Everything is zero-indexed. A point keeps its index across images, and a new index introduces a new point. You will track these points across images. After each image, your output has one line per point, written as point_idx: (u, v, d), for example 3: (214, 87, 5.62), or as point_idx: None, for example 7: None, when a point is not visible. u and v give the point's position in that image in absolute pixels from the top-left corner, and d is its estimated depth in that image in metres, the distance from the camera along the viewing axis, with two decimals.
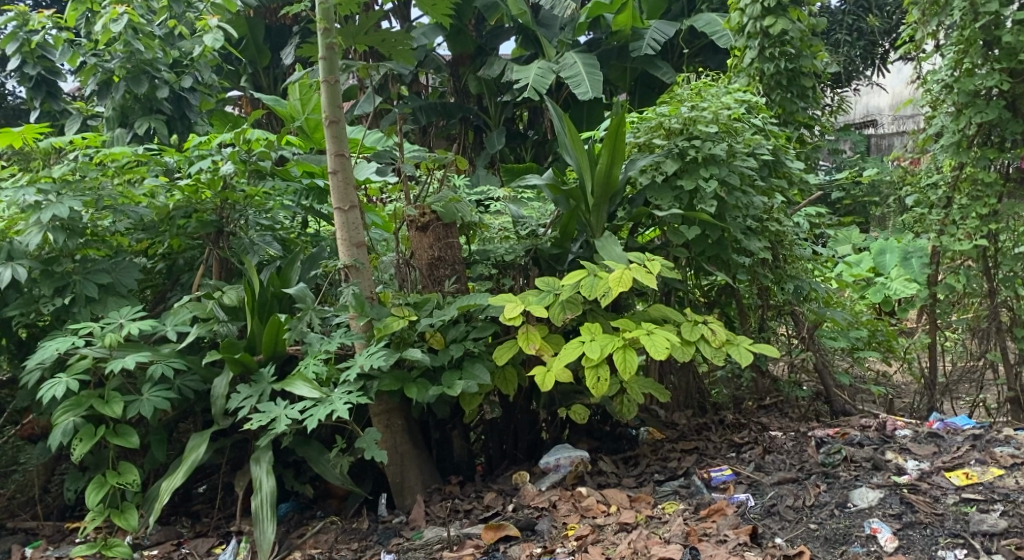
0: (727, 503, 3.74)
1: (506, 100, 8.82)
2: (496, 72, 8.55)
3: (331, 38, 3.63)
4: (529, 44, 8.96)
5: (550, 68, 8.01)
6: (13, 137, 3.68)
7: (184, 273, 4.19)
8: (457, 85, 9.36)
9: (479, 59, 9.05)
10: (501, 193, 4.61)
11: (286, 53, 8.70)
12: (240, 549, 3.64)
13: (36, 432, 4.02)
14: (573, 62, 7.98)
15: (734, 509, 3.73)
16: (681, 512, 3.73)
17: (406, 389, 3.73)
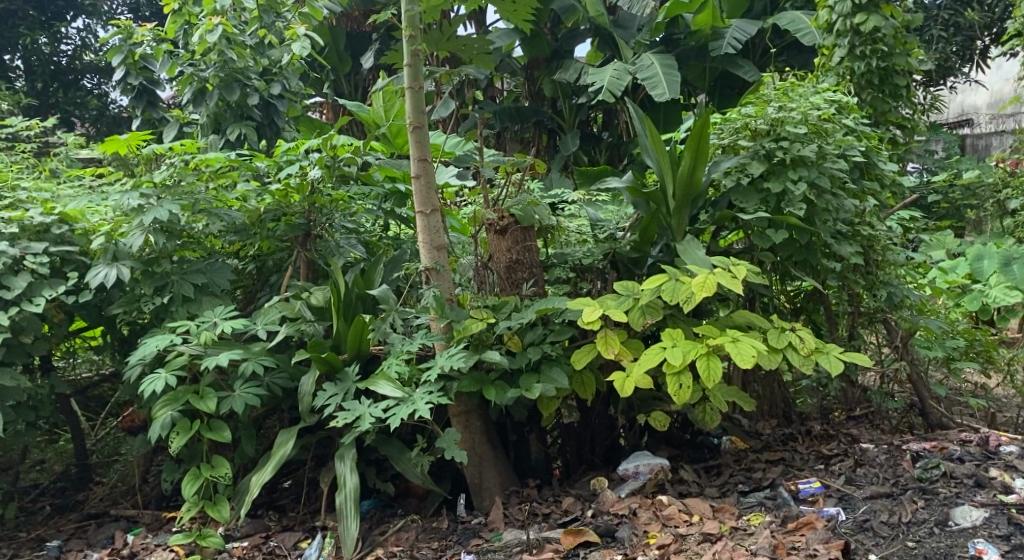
0: (817, 517, 3.62)
1: (585, 102, 8.81)
2: (571, 77, 8.41)
3: (417, 44, 3.70)
4: (604, 45, 8.87)
5: (626, 70, 7.91)
6: (119, 143, 3.92)
7: (274, 274, 4.33)
8: (531, 88, 9.33)
9: (554, 63, 8.95)
10: (575, 196, 4.63)
11: (367, 58, 8.65)
12: (325, 544, 3.74)
13: (136, 423, 4.19)
14: (651, 63, 7.83)
15: (824, 523, 3.60)
16: (768, 525, 3.64)
17: (485, 391, 3.79)
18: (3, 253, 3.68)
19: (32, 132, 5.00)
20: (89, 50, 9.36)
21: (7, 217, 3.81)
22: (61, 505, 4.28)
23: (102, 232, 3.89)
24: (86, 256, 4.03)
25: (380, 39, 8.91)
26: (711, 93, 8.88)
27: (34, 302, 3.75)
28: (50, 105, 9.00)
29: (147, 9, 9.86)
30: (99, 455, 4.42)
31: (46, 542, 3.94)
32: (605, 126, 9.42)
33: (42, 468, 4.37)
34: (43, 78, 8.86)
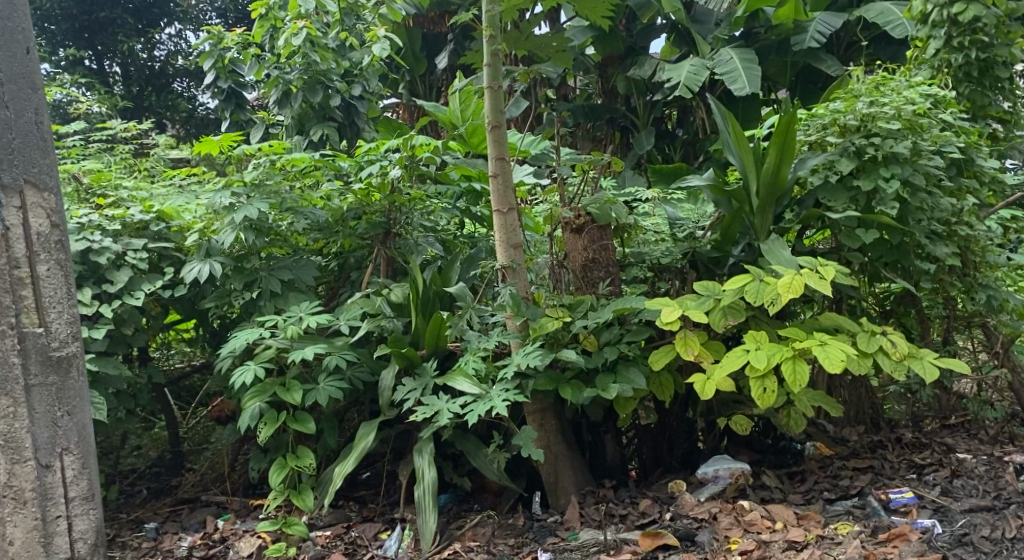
0: (911, 528, 3.48)
1: (660, 98, 8.41)
2: (648, 71, 8.19)
3: (496, 44, 3.73)
4: (681, 41, 8.67)
5: (704, 65, 7.64)
6: (212, 145, 4.03)
7: (355, 270, 4.41)
8: (605, 86, 8.90)
9: (631, 60, 8.65)
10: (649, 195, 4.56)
11: (440, 58, 8.31)
12: (404, 535, 3.82)
13: (225, 413, 4.36)
14: (730, 58, 7.63)
15: (919, 535, 3.46)
16: (857, 535, 3.52)
17: (561, 390, 3.80)
18: (107, 248, 3.86)
19: (131, 133, 5.27)
20: (181, 55, 9.82)
21: (111, 215, 4.01)
22: (157, 489, 4.47)
23: (196, 229, 4.03)
24: (181, 252, 4.20)
25: (456, 39, 8.29)
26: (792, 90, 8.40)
27: (135, 296, 3.92)
28: (145, 108, 9.51)
29: (233, 15, 10.19)
30: (190, 443, 4.63)
31: (144, 523, 4.10)
32: (679, 124, 9.00)
33: (139, 454, 4.58)
34: (138, 83, 9.43)
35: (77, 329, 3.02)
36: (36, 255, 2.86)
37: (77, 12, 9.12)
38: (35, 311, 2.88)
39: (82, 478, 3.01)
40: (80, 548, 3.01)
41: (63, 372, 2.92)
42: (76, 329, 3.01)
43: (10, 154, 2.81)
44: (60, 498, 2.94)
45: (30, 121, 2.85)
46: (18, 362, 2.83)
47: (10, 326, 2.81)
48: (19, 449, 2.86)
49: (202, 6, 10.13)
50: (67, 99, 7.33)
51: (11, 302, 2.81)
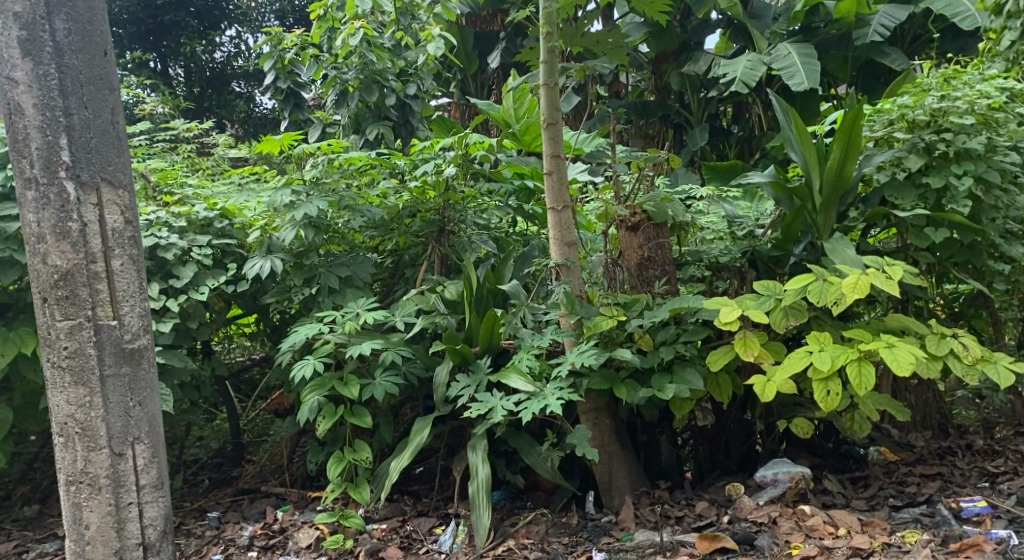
0: (984, 538, 3.35)
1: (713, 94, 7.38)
2: (703, 66, 7.06)
3: (553, 41, 3.73)
4: (737, 37, 7.45)
5: (760, 61, 6.78)
6: (273, 143, 4.04)
7: (410, 268, 4.46)
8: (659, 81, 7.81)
9: (684, 56, 7.49)
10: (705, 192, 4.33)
11: (493, 57, 7.63)
12: (459, 531, 3.83)
13: (284, 406, 4.46)
14: (788, 51, 6.69)
15: (993, 545, 3.32)
16: (926, 544, 3.40)
17: (617, 389, 3.76)
18: (174, 244, 3.97)
19: (194, 133, 5.41)
20: (241, 56, 9.98)
21: (177, 212, 4.12)
22: (218, 480, 4.58)
23: (258, 226, 4.09)
24: (243, 248, 4.28)
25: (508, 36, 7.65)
26: (854, 85, 7.37)
27: (199, 291, 3.99)
28: (206, 108, 9.74)
29: (292, 16, 10.20)
30: (250, 434, 4.83)
31: (207, 512, 4.20)
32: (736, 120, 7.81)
33: (201, 444, 4.72)
34: (200, 84, 9.63)
35: (150, 320, 2.97)
36: (111, 250, 2.82)
37: (144, 16, 9.41)
38: (109, 304, 2.84)
39: (154, 467, 2.98)
40: (151, 535, 2.99)
41: (135, 364, 2.88)
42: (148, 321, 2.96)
43: (88, 153, 2.78)
44: (131, 486, 2.92)
45: (106, 121, 2.81)
46: (93, 353, 2.82)
47: (85, 318, 2.80)
48: (96, 437, 2.87)
49: (263, 8, 10.25)
50: (132, 99, 7.56)
51: (87, 294, 2.80)
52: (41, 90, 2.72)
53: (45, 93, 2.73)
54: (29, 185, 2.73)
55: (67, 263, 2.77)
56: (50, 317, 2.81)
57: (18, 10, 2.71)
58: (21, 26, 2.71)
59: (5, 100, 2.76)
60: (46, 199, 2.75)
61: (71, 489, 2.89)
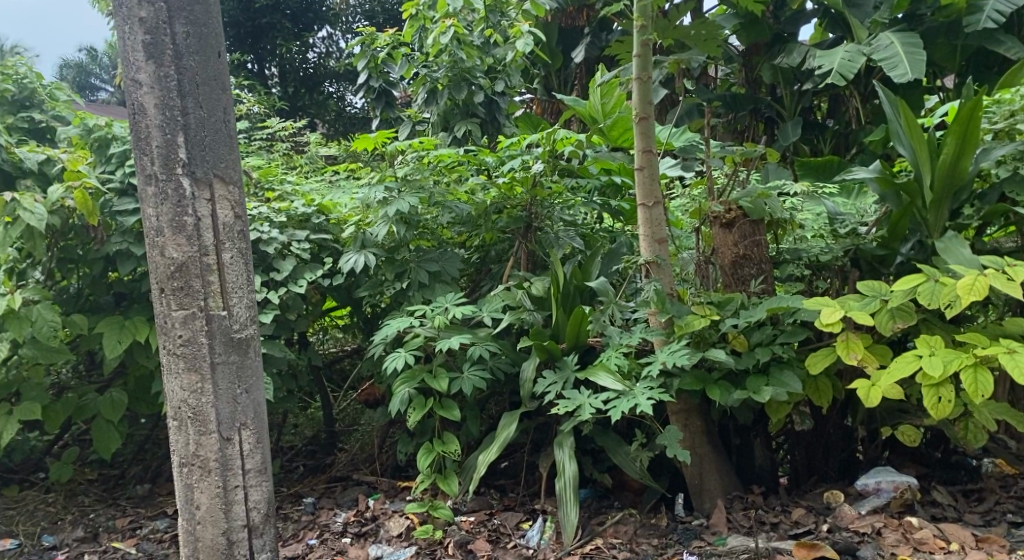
0: None
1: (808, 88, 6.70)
2: (797, 58, 6.45)
3: (647, 34, 3.65)
4: (834, 28, 6.85)
5: (858, 51, 6.05)
6: (367, 141, 4.12)
7: (495, 264, 4.46)
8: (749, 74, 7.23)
9: (777, 48, 6.82)
10: (799, 188, 4.16)
11: (576, 51, 7.23)
12: (546, 527, 3.82)
13: (373, 398, 4.58)
14: (890, 43, 5.97)
15: None
16: None
17: (708, 390, 3.67)
18: (275, 239, 4.12)
19: (289, 131, 5.60)
20: (332, 56, 10.77)
21: (277, 208, 4.27)
22: (313, 466, 4.74)
23: (353, 222, 4.23)
24: (338, 243, 4.42)
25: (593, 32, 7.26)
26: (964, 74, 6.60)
27: (298, 283, 4.14)
28: (300, 108, 10.31)
29: (381, 15, 10.77)
30: (342, 423, 4.94)
31: (302, 497, 4.35)
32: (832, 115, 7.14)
33: (296, 431, 4.95)
34: (293, 84, 10.29)
35: (256, 311, 3.00)
36: (222, 243, 2.85)
37: (242, 19, 10.06)
38: (220, 295, 2.88)
39: (258, 452, 3.00)
40: (255, 518, 3.02)
41: (243, 352, 2.90)
42: (254, 312, 2.98)
43: (202, 151, 2.82)
44: (237, 469, 2.94)
45: (219, 119, 2.85)
46: (205, 342, 2.86)
47: (198, 308, 2.84)
48: (206, 421, 2.91)
49: (353, 9, 10.81)
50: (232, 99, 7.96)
51: (199, 285, 2.84)
52: (161, 91, 2.77)
53: (165, 93, 2.78)
54: (149, 181, 2.78)
55: (182, 255, 2.81)
56: (166, 306, 2.85)
57: (143, 15, 2.76)
58: (146, 30, 2.77)
59: (129, 101, 2.82)
60: (164, 194, 2.80)
61: (183, 471, 2.93)
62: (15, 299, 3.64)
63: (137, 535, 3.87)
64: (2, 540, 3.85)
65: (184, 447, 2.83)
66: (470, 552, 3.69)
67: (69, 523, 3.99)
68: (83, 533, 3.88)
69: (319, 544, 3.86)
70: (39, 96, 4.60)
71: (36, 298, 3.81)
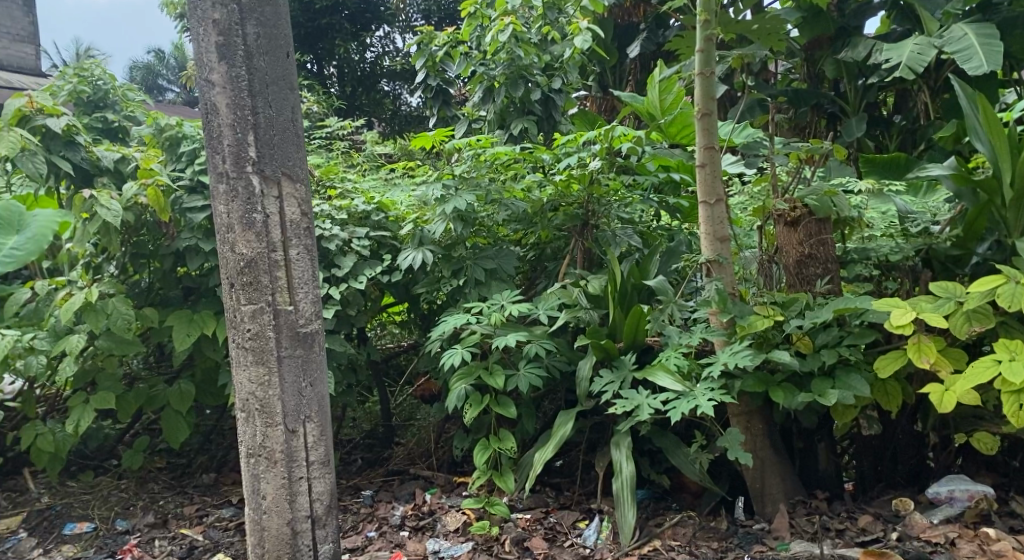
0: None
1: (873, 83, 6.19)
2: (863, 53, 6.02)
3: (710, 29, 3.58)
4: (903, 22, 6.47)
5: (929, 44, 5.72)
6: (426, 139, 4.18)
7: (551, 261, 4.46)
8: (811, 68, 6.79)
9: (842, 42, 6.37)
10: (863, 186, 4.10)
11: (633, 47, 6.75)
12: (603, 527, 3.80)
13: (429, 392, 4.67)
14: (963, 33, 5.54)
15: None
16: None
17: (772, 393, 3.59)
18: (336, 236, 4.19)
19: (347, 130, 5.67)
20: (388, 56, 11.07)
21: (338, 206, 4.35)
22: (371, 460, 4.81)
23: (411, 219, 4.27)
24: (396, 240, 4.47)
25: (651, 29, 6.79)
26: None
27: (358, 280, 4.20)
28: (357, 106, 10.67)
29: (436, 15, 11.47)
30: (398, 418, 5.00)
31: (361, 490, 4.42)
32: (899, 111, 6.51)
33: (355, 424, 5.03)
34: (351, 83, 10.61)
35: (321, 306, 3.02)
36: (289, 240, 2.88)
37: (304, 21, 10.33)
38: (287, 291, 2.90)
39: (321, 445, 3.03)
40: (318, 509, 3.05)
41: (308, 347, 2.92)
42: (318, 307, 3.00)
43: (271, 149, 2.84)
44: (302, 461, 2.97)
45: (287, 119, 2.87)
46: (272, 336, 2.88)
47: (266, 303, 2.86)
48: (273, 413, 2.94)
49: (409, 9, 11.43)
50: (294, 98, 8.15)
51: (267, 281, 2.86)
52: (233, 91, 2.79)
53: (236, 94, 2.80)
54: (220, 179, 2.81)
55: (251, 252, 2.83)
56: (235, 301, 2.88)
57: (216, 17, 2.78)
58: (218, 32, 2.79)
59: (201, 101, 2.85)
60: (235, 192, 2.82)
61: (251, 462, 2.96)
62: (92, 292, 3.81)
63: (205, 523, 4.00)
64: (79, 523, 4.03)
65: (251, 438, 2.87)
66: (527, 549, 3.70)
67: (140, 509, 4.15)
68: (154, 519, 4.03)
69: (378, 537, 3.91)
70: (111, 97, 4.79)
71: (111, 291, 3.97)
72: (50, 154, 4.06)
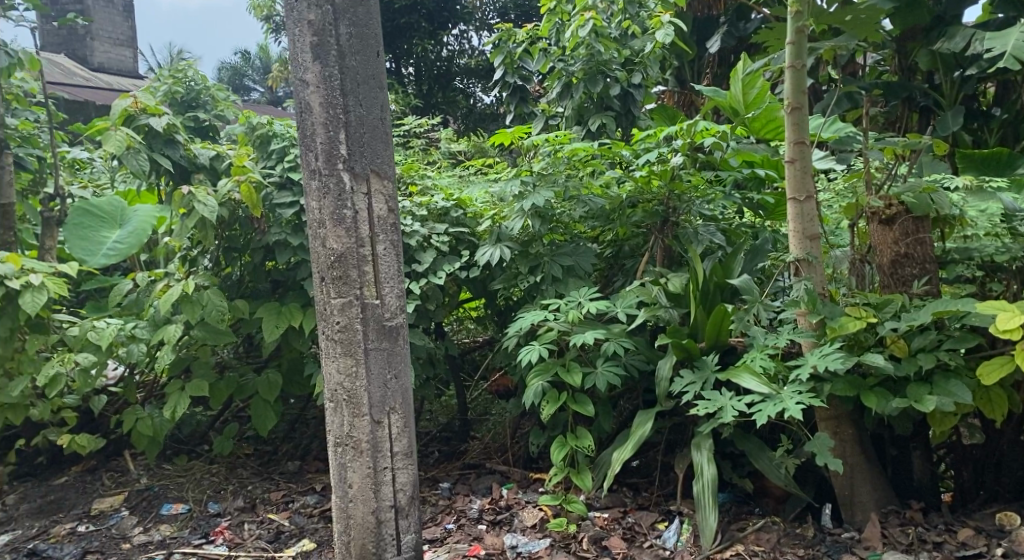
0: None
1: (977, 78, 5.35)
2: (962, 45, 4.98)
3: (803, 21, 3.44)
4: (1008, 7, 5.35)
5: None
6: (505, 136, 4.33)
7: (629, 259, 4.41)
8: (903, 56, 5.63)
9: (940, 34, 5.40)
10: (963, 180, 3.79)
11: (712, 42, 6.42)
12: (684, 529, 3.73)
13: (500, 387, 4.94)
14: None
15: None
16: None
17: (864, 398, 3.42)
18: (416, 232, 4.26)
19: (424, 129, 5.73)
20: (464, 54, 11.23)
21: (419, 203, 4.43)
22: (447, 452, 4.85)
23: (489, 216, 4.29)
24: (474, 237, 4.48)
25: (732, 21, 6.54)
26: None
27: (437, 275, 4.24)
28: (433, 104, 10.87)
29: (513, 11, 11.48)
30: (473, 413, 5.05)
31: (439, 482, 4.48)
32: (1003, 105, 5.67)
33: (432, 417, 5.10)
34: (428, 82, 10.86)
35: (405, 300, 3.03)
36: (376, 235, 2.90)
37: (384, 21, 10.71)
38: (374, 285, 2.92)
39: (405, 436, 3.04)
40: (401, 500, 3.05)
41: (394, 340, 2.94)
42: (403, 301, 3.02)
43: (361, 147, 2.86)
44: (386, 451, 2.98)
45: (377, 118, 2.89)
46: (360, 328, 2.90)
47: (354, 296, 2.88)
48: (359, 404, 2.95)
49: (485, 7, 11.46)
50: None
51: (356, 275, 2.88)
52: (326, 90, 2.82)
53: (329, 92, 2.83)
54: (312, 176, 2.84)
55: (341, 246, 2.85)
56: (325, 293, 2.91)
57: (312, 17, 2.81)
58: (313, 32, 2.82)
59: (295, 99, 2.88)
60: (326, 188, 2.85)
61: (338, 451, 2.98)
62: (189, 284, 4.00)
63: (290, 509, 4.13)
64: (176, 503, 4.23)
65: (339, 427, 2.89)
66: (605, 549, 3.67)
67: (231, 493, 4.32)
68: (243, 503, 4.19)
69: (456, 529, 3.94)
70: (203, 98, 5.00)
71: (206, 284, 4.14)
72: (151, 151, 4.25)
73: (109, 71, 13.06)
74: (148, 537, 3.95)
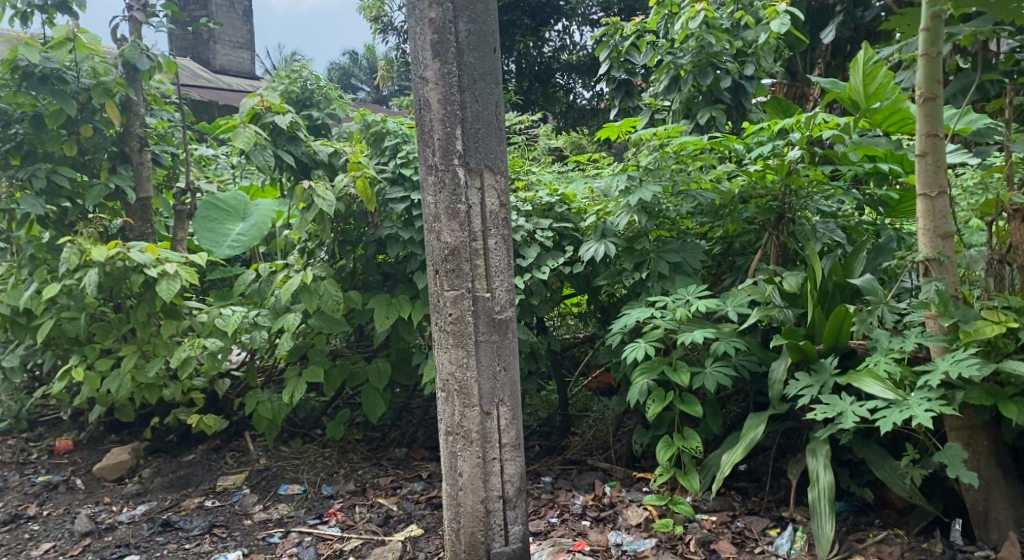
0: None
1: None
2: None
3: (938, 6, 3.25)
4: None
5: None
6: (613, 129, 4.28)
7: (740, 257, 4.30)
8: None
9: None
10: None
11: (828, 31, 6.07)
12: (797, 537, 3.62)
13: (602, 383, 4.95)
14: None
15: None
16: None
17: (1003, 407, 3.22)
18: (522, 227, 4.27)
19: (526, 124, 5.73)
20: (566, 50, 11.19)
21: (524, 197, 4.43)
22: (548, 447, 4.85)
23: (594, 211, 4.25)
24: (578, 232, 4.47)
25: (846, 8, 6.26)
26: None
27: (542, 270, 4.24)
28: (532, 101, 11.06)
29: (617, 6, 11.34)
30: (574, 409, 5.04)
31: (541, 476, 4.48)
32: None
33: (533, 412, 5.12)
34: (528, 79, 11.01)
35: (515, 293, 3.04)
36: (489, 229, 2.91)
37: None
38: (485, 278, 2.93)
39: (514, 428, 3.04)
40: (509, 491, 3.06)
41: (504, 333, 2.95)
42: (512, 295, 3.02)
43: (476, 143, 2.88)
44: (496, 442, 3.00)
45: (492, 114, 2.90)
46: (471, 320, 2.92)
47: (466, 289, 2.91)
48: (470, 395, 2.98)
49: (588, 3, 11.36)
50: None
51: (468, 268, 2.91)
52: (445, 87, 2.85)
53: (447, 89, 2.86)
54: (429, 171, 2.88)
55: (455, 240, 2.88)
56: (439, 286, 2.94)
57: (432, 16, 2.84)
58: (433, 30, 2.85)
59: (414, 96, 2.92)
60: (442, 183, 2.89)
61: (448, 440, 3.01)
62: (308, 275, 4.14)
63: (398, 495, 4.23)
64: (292, 484, 4.39)
65: (451, 417, 2.92)
66: (714, 552, 3.59)
67: (343, 477, 4.45)
68: (354, 487, 4.32)
69: (560, 524, 3.94)
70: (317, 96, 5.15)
71: (323, 274, 4.27)
72: (276, 148, 4.41)
73: (228, 72, 13.66)
74: (267, 516, 4.12)
